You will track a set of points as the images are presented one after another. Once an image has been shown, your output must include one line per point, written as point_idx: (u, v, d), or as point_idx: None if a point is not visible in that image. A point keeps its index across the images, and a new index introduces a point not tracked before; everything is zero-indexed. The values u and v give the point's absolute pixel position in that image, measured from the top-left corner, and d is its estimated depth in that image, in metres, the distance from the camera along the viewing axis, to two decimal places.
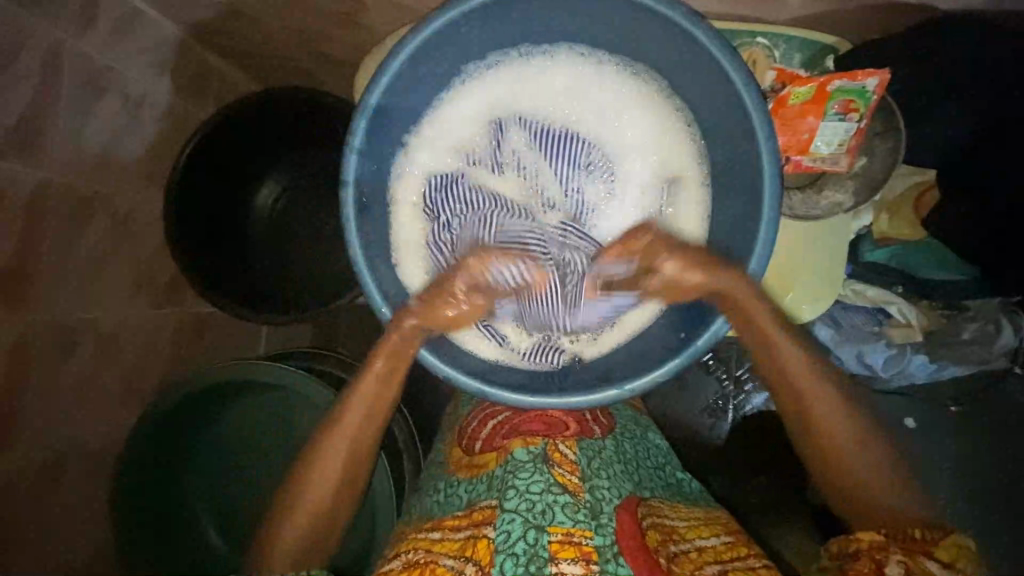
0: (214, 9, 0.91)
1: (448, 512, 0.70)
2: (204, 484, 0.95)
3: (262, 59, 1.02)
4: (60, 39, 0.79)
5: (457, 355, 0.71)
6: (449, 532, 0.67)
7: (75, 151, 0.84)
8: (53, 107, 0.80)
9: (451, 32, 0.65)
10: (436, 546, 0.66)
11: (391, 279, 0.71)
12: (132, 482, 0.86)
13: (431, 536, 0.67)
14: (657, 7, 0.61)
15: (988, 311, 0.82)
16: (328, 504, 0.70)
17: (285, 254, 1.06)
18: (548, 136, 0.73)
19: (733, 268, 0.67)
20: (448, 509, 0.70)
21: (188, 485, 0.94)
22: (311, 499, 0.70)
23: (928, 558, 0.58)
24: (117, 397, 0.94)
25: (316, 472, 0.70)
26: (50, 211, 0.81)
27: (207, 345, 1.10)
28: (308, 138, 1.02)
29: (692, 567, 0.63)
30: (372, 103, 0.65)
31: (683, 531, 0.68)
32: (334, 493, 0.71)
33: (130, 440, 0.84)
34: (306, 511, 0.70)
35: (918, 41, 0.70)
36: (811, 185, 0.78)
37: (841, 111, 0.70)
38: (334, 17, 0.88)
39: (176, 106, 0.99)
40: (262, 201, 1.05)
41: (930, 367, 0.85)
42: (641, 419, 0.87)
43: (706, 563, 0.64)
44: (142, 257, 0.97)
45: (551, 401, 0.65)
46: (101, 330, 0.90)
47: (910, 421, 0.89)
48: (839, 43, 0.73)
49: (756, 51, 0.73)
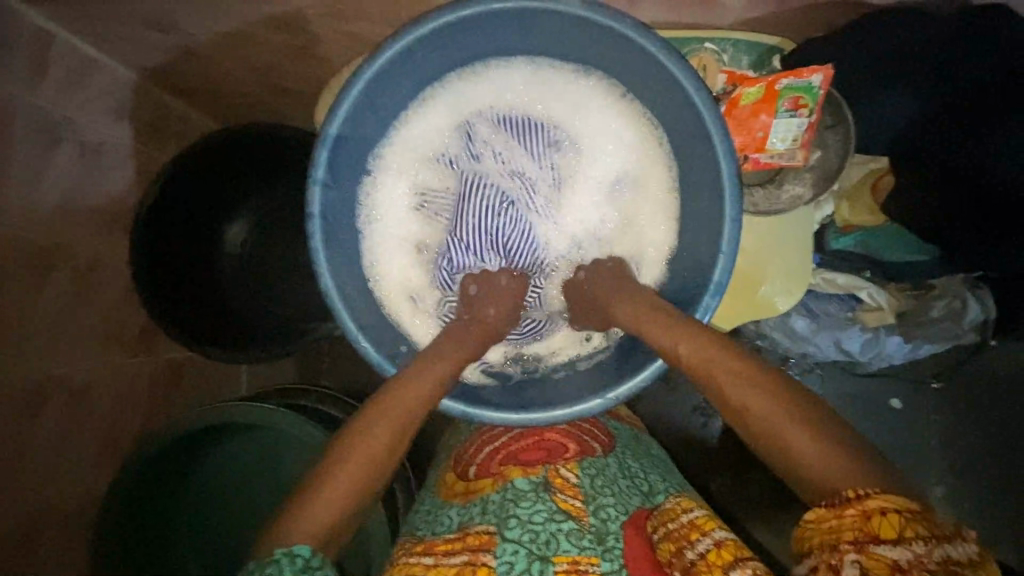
0: (168, 50, 0.90)
1: (437, 536, 0.68)
2: (204, 536, 0.92)
3: (218, 97, 1.02)
4: (8, 95, 0.77)
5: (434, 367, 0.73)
6: (441, 559, 0.64)
7: (33, 208, 0.82)
8: (6, 165, 0.78)
9: (403, 58, 0.65)
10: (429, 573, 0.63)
11: (364, 305, 0.71)
12: (113, 532, 0.81)
13: (423, 561, 0.64)
14: (604, 19, 0.61)
15: (952, 288, 0.84)
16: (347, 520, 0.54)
17: (261, 296, 1.04)
18: (515, 132, 0.75)
19: (704, 271, 0.66)
20: (439, 533, 0.68)
21: (177, 537, 0.90)
22: (332, 499, 0.54)
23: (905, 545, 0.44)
24: (91, 456, 0.91)
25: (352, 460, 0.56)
26: (12, 268, 0.79)
27: (184, 391, 1.08)
28: (276, 172, 1.00)
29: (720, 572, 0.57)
30: (332, 132, 0.65)
31: (699, 523, 0.64)
32: (379, 474, 0.57)
33: (121, 475, 0.81)
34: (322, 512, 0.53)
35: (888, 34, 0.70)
36: (771, 181, 0.79)
37: (790, 108, 0.72)
38: (290, 50, 0.87)
39: (137, 152, 0.99)
40: (232, 241, 1.03)
41: (905, 348, 0.90)
42: (640, 436, 0.84)
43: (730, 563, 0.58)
44: (109, 308, 0.95)
45: (538, 416, 0.66)
46: (71, 388, 0.87)
47: (895, 402, 1.07)
48: (783, 43, 0.75)
49: (704, 57, 0.75)
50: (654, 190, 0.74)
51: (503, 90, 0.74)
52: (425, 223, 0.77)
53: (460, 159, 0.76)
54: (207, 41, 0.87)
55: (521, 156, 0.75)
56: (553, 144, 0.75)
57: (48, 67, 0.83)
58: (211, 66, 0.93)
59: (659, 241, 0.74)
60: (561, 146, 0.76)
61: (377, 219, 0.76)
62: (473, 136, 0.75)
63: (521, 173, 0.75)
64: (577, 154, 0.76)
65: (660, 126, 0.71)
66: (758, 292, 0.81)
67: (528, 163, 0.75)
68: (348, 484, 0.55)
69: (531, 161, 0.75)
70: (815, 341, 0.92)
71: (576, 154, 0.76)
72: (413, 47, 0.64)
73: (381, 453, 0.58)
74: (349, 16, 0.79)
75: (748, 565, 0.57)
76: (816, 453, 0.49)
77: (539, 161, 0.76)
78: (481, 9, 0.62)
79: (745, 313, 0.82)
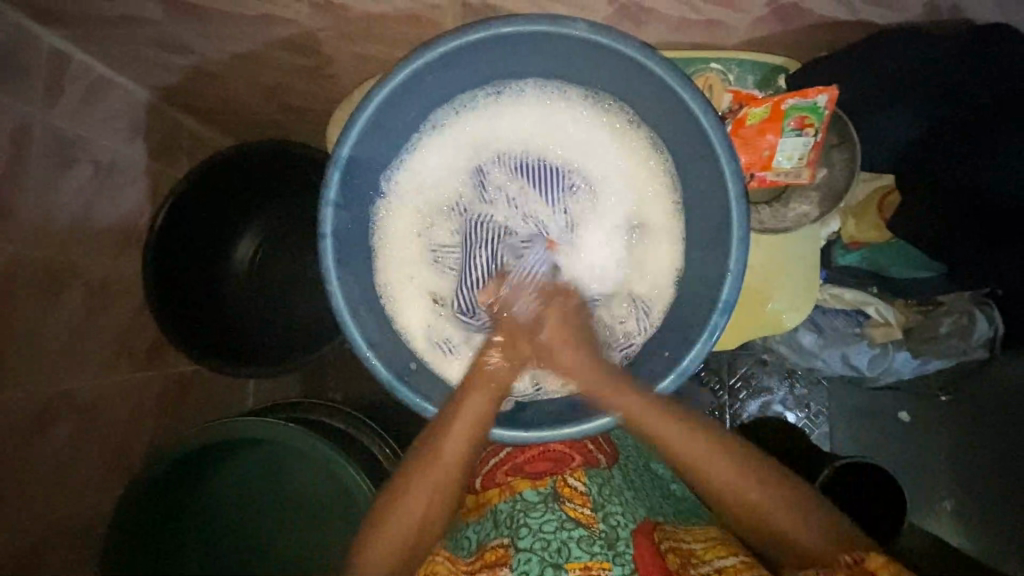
0: (181, 71, 0.91)
1: (458, 557, 0.69)
2: (207, 554, 0.91)
3: (230, 116, 1.03)
4: (25, 116, 0.79)
5: (439, 386, 0.73)
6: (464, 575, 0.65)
7: (48, 226, 0.83)
8: (22, 184, 0.79)
9: (414, 82, 0.67)
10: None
11: (373, 324, 0.72)
12: (126, 545, 0.82)
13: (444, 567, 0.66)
14: (612, 44, 0.62)
15: (960, 304, 0.83)
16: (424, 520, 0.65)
17: (269, 311, 1.05)
18: (528, 173, 0.76)
19: (712, 291, 0.67)
20: (461, 556, 0.69)
21: (186, 555, 0.89)
22: (410, 507, 0.64)
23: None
24: (100, 471, 0.91)
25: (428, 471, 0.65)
26: (25, 285, 0.79)
27: (193, 404, 1.08)
28: (285, 189, 1.01)
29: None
30: (344, 154, 0.66)
31: (700, 553, 0.63)
32: (434, 505, 0.65)
33: (131, 487, 0.82)
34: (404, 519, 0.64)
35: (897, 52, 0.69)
36: (777, 199, 0.80)
37: (797, 127, 0.73)
38: (298, 70, 0.89)
39: (150, 169, 1.00)
40: (241, 257, 1.04)
41: (914, 362, 0.90)
42: (642, 447, 0.85)
43: None
44: (120, 323, 0.96)
45: (547, 434, 0.66)
46: (82, 403, 0.88)
47: (902, 415, 1.08)
48: (788, 62, 0.76)
49: (710, 76, 0.76)
50: (659, 212, 0.75)
51: (518, 132, 0.76)
52: (437, 261, 0.77)
53: (469, 182, 0.77)
54: (220, 63, 0.88)
55: (534, 198, 0.76)
56: (565, 186, 0.76)
57: (64, 88, 0.84)
58: (221, 86, 0.94)
59: (664, 262, 0.75)
60: (574, 188, 0.77)
61: (389, 251, 0.77)
62: (487, 176, 0.77)
63: (533, 214, 0.76)
64: (590, 194, 0.77)
65: (666, 148, 0.72)
66: (767, 308, 0.81)
67: (540, 206, 0.76)
68: (394, 542, 0.64)
69: (544, 203, 0.76)
70: (822, 355, 0.92)
71: (588, 195, 0.77)
72: (423, 71, 0.66)
73: (417, 514, 0.64)
74: (358, 36, 0.81)
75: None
76: (792, 521, 0.62)
77: (551, 203, 0.77)
78: (491, 35, 0.63)
79: (754, 329, 0.82)
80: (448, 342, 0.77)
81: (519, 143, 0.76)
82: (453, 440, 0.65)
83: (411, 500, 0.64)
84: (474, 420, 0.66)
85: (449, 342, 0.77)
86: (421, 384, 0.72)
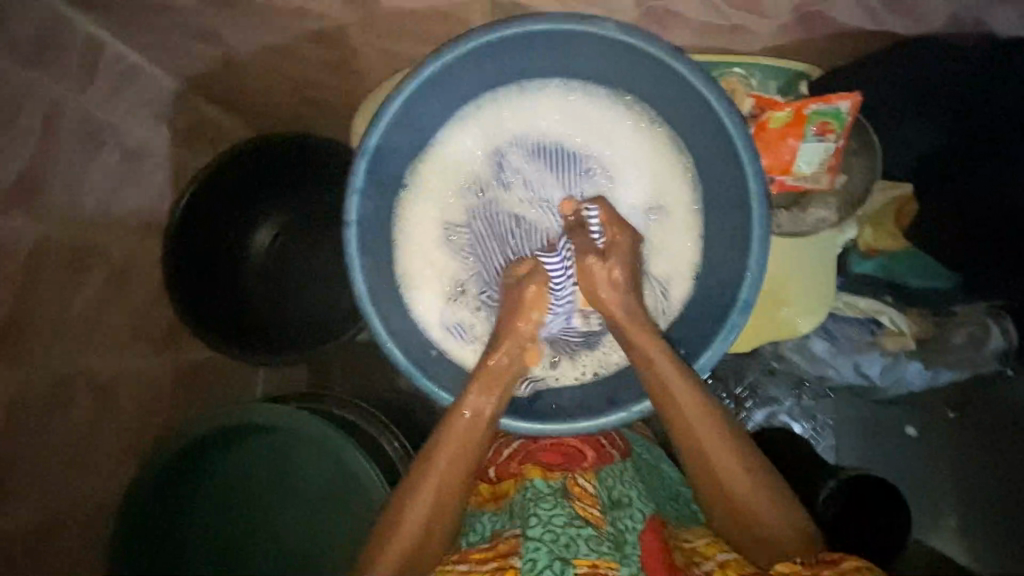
0: (210, 60, 0.93)
1: (470, 543, 0.69)
2: (211, 536, 0.92)
3: (255, 108, 1.05)
4: (58, 98, 0.81)
5: (449, 369, 0.75)
6: (477, 566, 0.65)
7: (75, 205, 0.85)
8: (52, 164, 0.81)
9: (442, 75, 0.68)
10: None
11: (393, 312, 0.73)
12: (142, 530, 0.84)
13: (457, 568, 0.64)
14: (640, 45, 0.63)
15: (974, 315, 0.85)
16: (428, 528, 0.65)
17: (286, 301, 1.05)
18: (549, 162, 0.77)
19: (732, 290, 0.68)
20: (472, 541, 0.70)
21: (189, 534, 0.90)
22: (416, 515, 0.65)
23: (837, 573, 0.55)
24: (113, 451, 0.92)
25: (426, 479, 0.66)
26: (51, 264, 0.82)
27: (204, 394, 1.09)
28: (306, 180, 1.02)
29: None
30: (371, 144, 0.67)
31: (701, 549, 0.65)
32: (439, 511, 0.65)
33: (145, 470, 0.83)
34: (406, 530, 0.65)
35: (905, 64, 0.72)
36: (797, 204, 0.80)
37: (818, 132, 0.73)
38: (327, 63, 0.90)
39: (174, 157, 1.02)
40: (258, 244, 1.04)
41: (926, 374, 0.89)
42: (652, 447, 0.85)
43: None
44: (140, 307, 0.97)
45: (563, 428, 0.68)
46: (98, 384, 0.89)
47: (910, 430, 1.07)
48: (810, 69, 0.76)
49: (733, 81, 0.76)
50: (679, 210, 0.76)
51: (538, 119, 0.76)
52: (454, 248, 0.79)
53: (491, 175, 0.78)
54: (249, 52, 0.90)
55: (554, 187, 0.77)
56: (582, 174, 0.77)
57: (97, 71, 0.86)
58: (250, 77, 0.96)
59: (683, 260, 0.76)
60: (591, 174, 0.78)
61: (408, 235, 0.78)
62: (505, 163, 0.78)
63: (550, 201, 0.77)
64: (607, 181, 0.78)
65: (687, 148, 0.73)
66: (782, 313, 0.81)
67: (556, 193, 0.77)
68: (402, 539, 0.65)
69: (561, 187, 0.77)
70: (834, 364, 0.92)
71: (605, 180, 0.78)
72: (452, 64, 0.66)
73: (419, 525, 0.65)
74: (389, 32, 0.83)
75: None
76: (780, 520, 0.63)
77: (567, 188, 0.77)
78: (523, 31, 0.64)
79: (765, 333, 0.83)
80: (459, 326, 0.78)
81: (539, 130, 0.77)
82: (452, 451, 0.66)
83: (413, 513, 0.65)
84: (464, 435, 0.66)
85: (460, 326, 0.78)
86: (437, 373, 0.73)
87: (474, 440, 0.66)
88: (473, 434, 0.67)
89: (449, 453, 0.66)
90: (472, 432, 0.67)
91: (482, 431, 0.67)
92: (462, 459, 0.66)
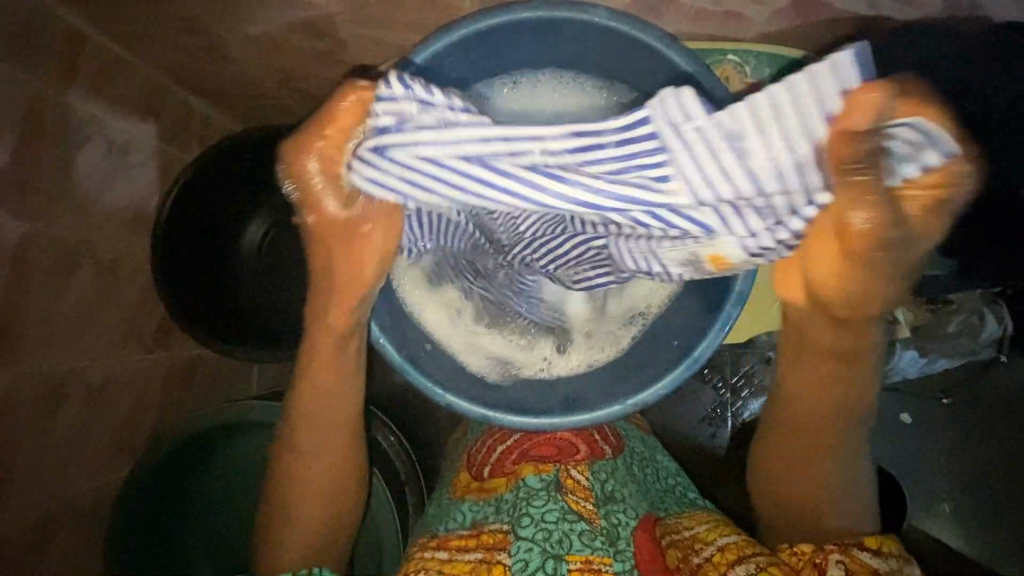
0: (197, 53, 0.91)
1: (451, 531, 0.71)
2: (216, 526, 0.93)
3: (244, 101, 1.04)
4: (41, 94, 0.79)
5: (443, 364, 0.75)
6: (456, 553, 0.67)
7: (61, 203, 0.84)
8: (36, 161, 0.79)
9: (432, 65, 0.67)
10: (445, 566, 0.65)
11: (384, 303, 0.73)
12: (141, 510, 0.84)
13: (439, 556, 0.67)
14: (631, 32, 0.63)
15: (969, 303, 0.84)
16: (330, 470, 0.77)
17: (276, 297, 1.05)
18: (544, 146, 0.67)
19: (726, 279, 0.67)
20: (453, 528, 0.71)
21: (197, 515, 0.92)
22: (311, 463, 0.77)
23: (859, 550, 0.60)
24: (105, 450, 0.92)
25: (304, 435, 0.76)
26: (39, 263, 0.80)
27: (198, 390, 1.09)
28: None
29: (725, 566, 0.61)
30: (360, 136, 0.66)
31: (702, 536, 0.67)
32: (337, 455, 0.78)
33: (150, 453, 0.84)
34: (315, 478, 0.77)
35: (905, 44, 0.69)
36: None
37: None
38: (316, 55, 0.89)
39: (161, 152, 1.00)
40: (250, 240, 1.03)
41: (920, 362, 0.90)
42: (648, 439, 0.86)
43: (731, 565, 0.61)
44: (130, 306, 0.96)
45: (557, 421, 0.69)
46: (90, 383, 0.88)
47: (905, 417, 1.07)
48: (805, 56, 0.75)
49: (726, 68, 0.76)
50: None
51: (530, 109, 0.74)
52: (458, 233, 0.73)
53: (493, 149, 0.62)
54: (235, 45, 0.88)
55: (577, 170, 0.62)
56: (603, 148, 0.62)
57: (80, 65, 0.84)
58: (237, 69, 0.94)
59: None
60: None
61: None
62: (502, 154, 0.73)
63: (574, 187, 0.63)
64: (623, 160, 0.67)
65: None
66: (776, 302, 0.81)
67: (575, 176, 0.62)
68: (314, 485, 0.77)
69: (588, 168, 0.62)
70: None
71: None
72: (441, 54, 0.66)
73: (317, 472, 0.77)
74: (377, 21, 0.81)
75: (752, 561, 0.60)
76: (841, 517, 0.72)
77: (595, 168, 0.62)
78: (511, 20, 0.63)
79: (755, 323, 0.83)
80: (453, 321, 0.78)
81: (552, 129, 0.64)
82: (308, 402, 0.76)
83: (306, 464, 0.77)
84: (320, 391, 0.76)
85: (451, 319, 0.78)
86: (433, 368, 0.74)
87: (328, 386, 0.76)
88: (334, 384, 0.76)
89: (311, 408, 0.76)
90: (327, 383, 0.76)
91: (347, 379, 0.77)
92: (326, 409, 0.76)
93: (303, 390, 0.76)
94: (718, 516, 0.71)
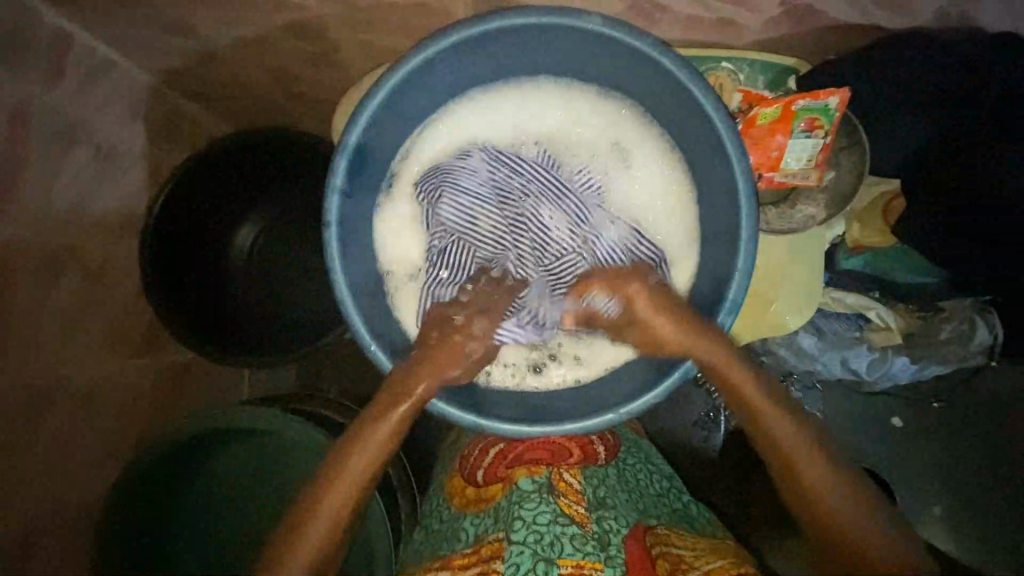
0: (188, 55, 0.90)
1: (454, 549, 0.69)
2: (206, 526, 0.94)
3: (236, 103, 1.03)
4: (28, 96, 0.78)
5: None
6: (459, 571, 0.65)
7: (49, 207, 0.83)
8: (21, 165, 0.78)
9: (426, 70, 0.66)
10: None
11: (375, 312, 0.72)
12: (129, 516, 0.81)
13: (440, 574, 0.65)
14: (627, 40, 0.62)
15: (960, 311, 0.85)
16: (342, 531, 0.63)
17: (267, 301, 1.04)
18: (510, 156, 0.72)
19: (720, 284, 0.68)
20: (456, 547, 0.69)
21: (188, 519, 0.92)
22: (323, 524, 0.62)
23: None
24: (94, 456, 0.90)
25: (343, 481, 0.62)
26: (25, 267, 0.79)
27: (188, 395, 1.07)
28: (291, 176, 1.00)
29: None
30: (351, 142, 0.65)
31: (689, 558, 0.64)
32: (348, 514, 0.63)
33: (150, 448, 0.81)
34: (318, 542, 0.61)
35: (898, 53, 0.69)
36: (785, 200, 0.80)
37: (807, 128, 0.72)
38: (309, 57, 0.88)
39: (151, 153, 0.99)
40: (240, 244, 1.03)
41: (911, 368, 0.91)
42: (643, 445, 0.86)
43: None
44: (119, 311, 0.95)
45: (548, 429, 0.67)
46: (78, 389, 0.87)
47: (896, 421, 1.08)
48: (799, 64, 0.75)
49: (721, 75, 0.76)
50: (667, 209, 0.74)
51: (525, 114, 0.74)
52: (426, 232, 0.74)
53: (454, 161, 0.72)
54: (227, 46, 0.87)
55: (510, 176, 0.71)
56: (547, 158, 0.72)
57: (67, 67, 0.83)
58: (229, 71, 0.93)
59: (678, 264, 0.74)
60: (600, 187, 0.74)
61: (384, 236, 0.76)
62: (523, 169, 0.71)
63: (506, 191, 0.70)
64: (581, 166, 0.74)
65: (678, 148, 0.72)
66: (770, 308, 0.81)
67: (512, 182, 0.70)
68: (311, 546, 0.61)
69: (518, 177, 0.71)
70: (821, 359, 0.93)
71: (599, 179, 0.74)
72: (435, 60, 0.65)
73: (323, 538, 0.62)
74: (368, 26, 0.80)
75: None
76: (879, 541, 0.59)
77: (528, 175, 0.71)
78: (506, 25, 0.62)
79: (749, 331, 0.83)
80: None
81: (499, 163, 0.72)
82: (371, 446, 0.63)
83: (324, 513, 0.62)
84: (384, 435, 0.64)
85: None
86: None
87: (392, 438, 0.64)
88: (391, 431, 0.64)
89: (362, 459, 0.63)
90: (393, 431, 0.64)
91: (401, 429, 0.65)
92: (379, 458, 0.64)
93: (357, 431, 0.64)
94: (721, 544, 0.69)
